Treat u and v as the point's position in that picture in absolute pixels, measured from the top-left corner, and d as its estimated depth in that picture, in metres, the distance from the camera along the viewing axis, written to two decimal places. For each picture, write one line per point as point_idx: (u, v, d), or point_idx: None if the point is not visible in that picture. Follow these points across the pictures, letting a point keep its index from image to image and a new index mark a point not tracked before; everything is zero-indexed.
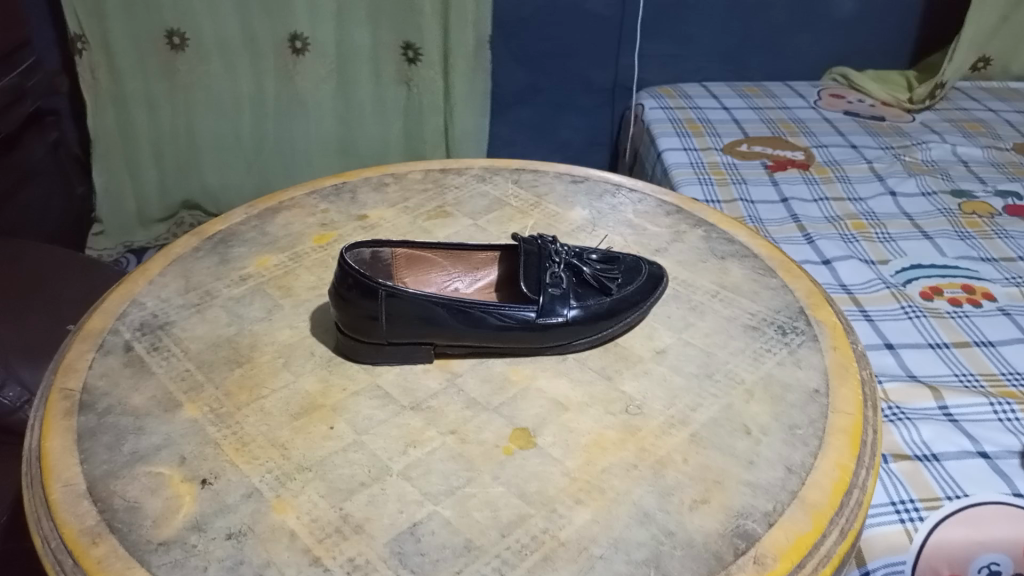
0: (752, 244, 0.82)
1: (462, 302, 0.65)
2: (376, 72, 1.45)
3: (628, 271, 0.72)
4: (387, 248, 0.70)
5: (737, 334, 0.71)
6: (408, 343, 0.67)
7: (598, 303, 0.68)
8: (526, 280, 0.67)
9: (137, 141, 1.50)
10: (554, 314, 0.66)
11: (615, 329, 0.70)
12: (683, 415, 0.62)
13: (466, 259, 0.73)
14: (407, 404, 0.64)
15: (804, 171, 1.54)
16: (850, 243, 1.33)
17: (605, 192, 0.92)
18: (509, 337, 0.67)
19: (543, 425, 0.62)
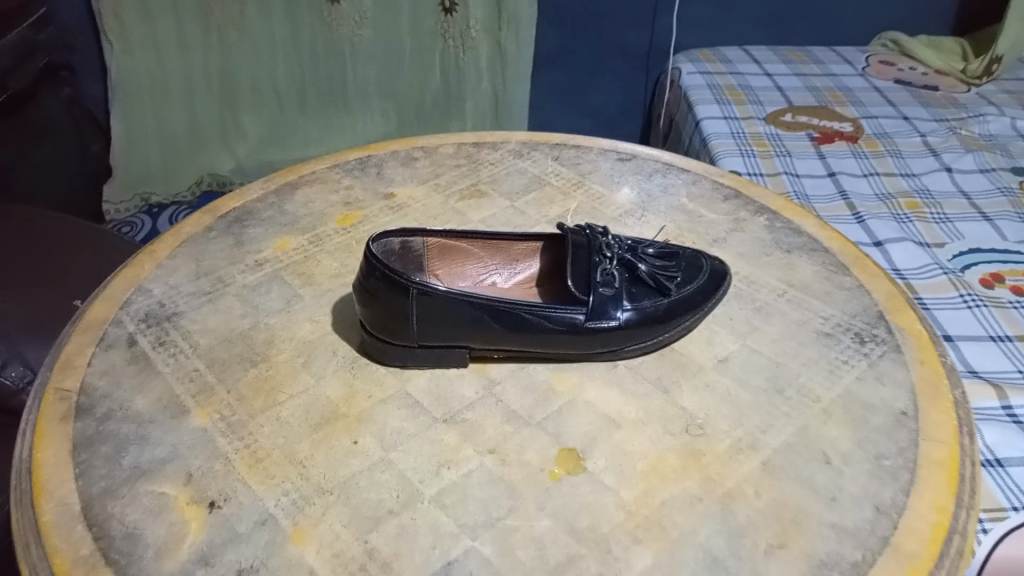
0: (821, 236, 0.74)
1: (504, 302, 0.58)
2: (416, 21, 1.36)
3: (689, 268, 0.64)
4: (418, 237, 0.62)
5: (810, 342, 0.63)
6: (440, 346, 0.60)
7: (656, 305, 0.60)
8: (574, 278, 0.60)
9: (165, 85, 1.40)
10: (605, 317, 0.59)
11: (673, 335, 0.62)
12: (753, 438, 0.55)
13: (504, 251, 0.65)
14: (440, 415, 0.57)
15: (853, 144, 1.44)
16: (902, 223, 1.24)
17: (655, 173, 0.84)
18: (554, 341, 0.60)
19: (593, 445, 0.55)
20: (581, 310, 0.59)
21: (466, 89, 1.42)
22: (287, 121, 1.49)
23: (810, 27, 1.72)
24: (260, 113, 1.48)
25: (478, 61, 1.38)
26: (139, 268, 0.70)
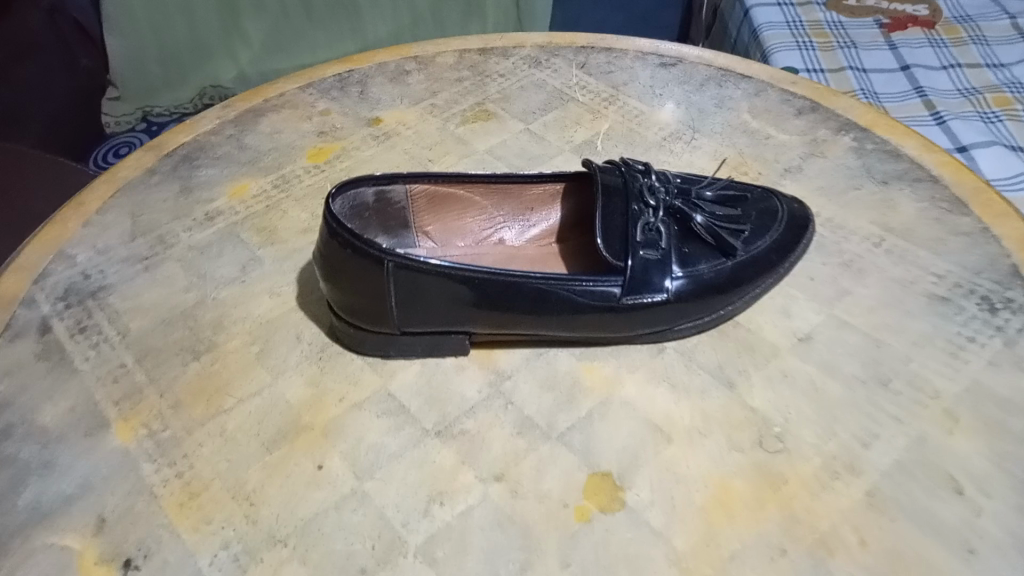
0: (928, 160, 0.57)
1: (512, 275, 0.43)
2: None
3: (759, 215, 0.48)
4: (400, 185, 0.47)
5: (920, 311, 0.47)
6: (431, 330, 0.46)
7: (716, 271, 0.45)
8: (606, 236, 0.44)
9: None
10: (649, 289, 0.44)
11: (739, 307, 0.47)
12: (851, 455, 0.41)
13: (516, 197, 0.50)
14: (431, 426, 0.44)
15: (929, 31, 1.21)
16: (991, 123, 1.03)
17: (707, 82, 0.66)
18: (582, 323, 0.45)
19: (634, 467, 0.41)
20: (615, 281, 0.44)
21: None
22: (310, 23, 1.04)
23: None
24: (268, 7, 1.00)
25: None
26: (60, 226, 0.56)
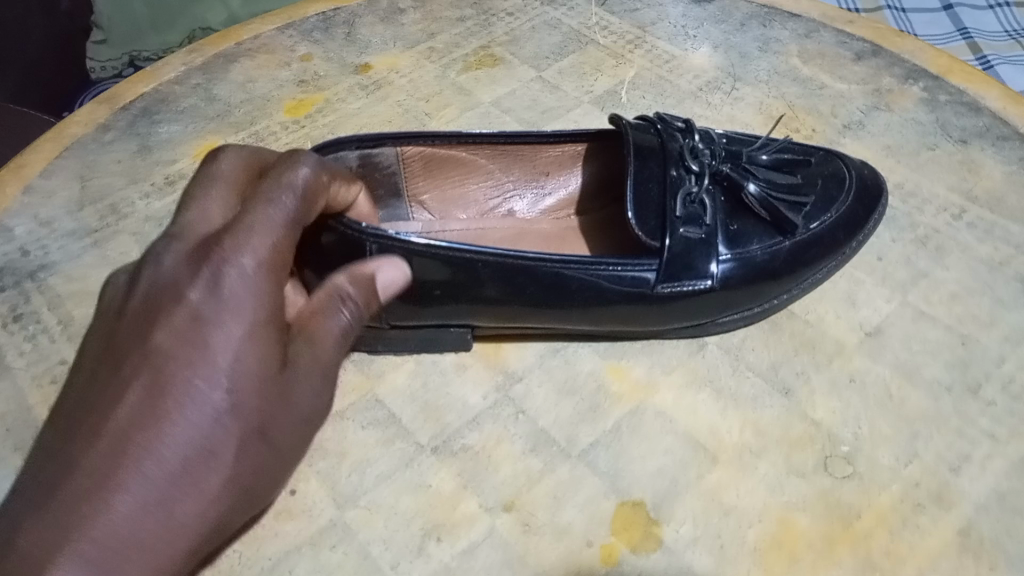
0: (1014, 114, 0.48)
1: (528, 259, 0.35)
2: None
3: (824, 182, 0.40)
4: (389, 146, 0.39)
5: (1013, 298, 0.40)
6: (427, 325, 0.38)
7: (771, 252, 0.37)
8: (638, 210, 0.36)
9: None
10: (690, 275, 0.36)
11: (795, 296, 0.39)
12: (938, 482, 0.33)
13: (528, 161, 0.42)
14: (426, 440, 0.37)
15: None
16: None
17: (749, 21, 0.57)
18: (607, 317, 0.37)
19: (673, 495, 0.34)
20: (649, 265, 0.36)
21: None
22: None
23: None
24: None
25: None
26: None
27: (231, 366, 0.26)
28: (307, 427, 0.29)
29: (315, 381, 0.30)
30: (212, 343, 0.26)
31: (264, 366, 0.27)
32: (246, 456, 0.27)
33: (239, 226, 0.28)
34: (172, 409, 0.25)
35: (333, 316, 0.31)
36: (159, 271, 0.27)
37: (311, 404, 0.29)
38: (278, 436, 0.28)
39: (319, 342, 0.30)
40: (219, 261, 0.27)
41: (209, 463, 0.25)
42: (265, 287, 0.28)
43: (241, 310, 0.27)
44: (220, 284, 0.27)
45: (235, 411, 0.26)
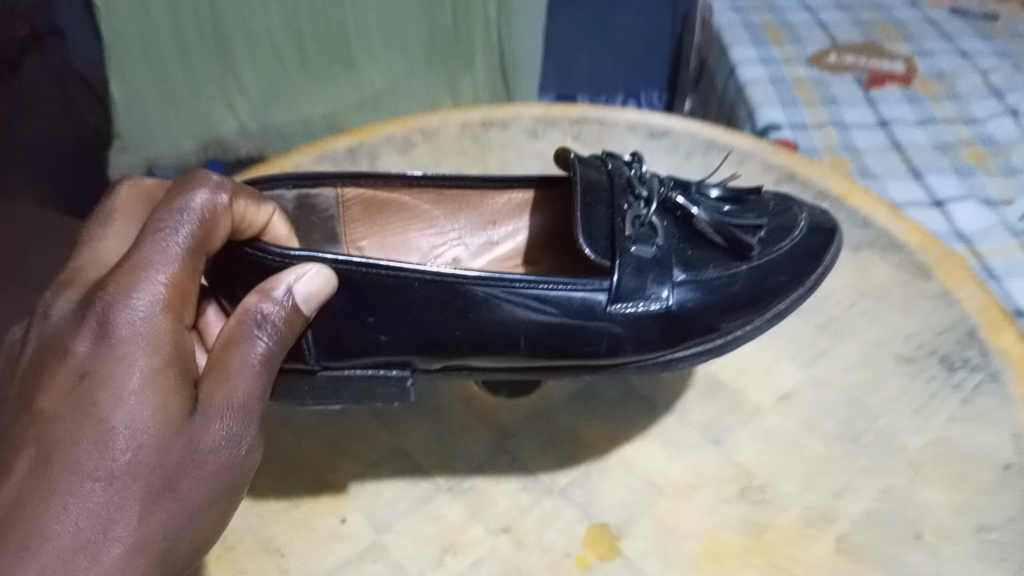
0: (896, 226, 0.62)
1: (457, 281, 0.42)
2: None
3: (774, 228, 0.48)
4: (333, 188, 0.51)
5: (889, 369, 0.52)
6: (361, 373, 0.45)
7: (728, 276, 0.44)
8: (590, 238, 0.45)
9: (155, 41, 0.96)
10: (641, 296, 0.43)
11: (765, 325, 0.46)
12: (827, 506, 0.45)
13: (465, 207, 0.56)
14: (443, 482, 0.48)
15: (905, 89, 1.16)
16: (966, 177, 1.03)
17: (693, 152, 0.72)
18: (557, 339, 0.44)
19: (630, 519, 0.45)
20: (601, 287, 0.43)
21: (477, 33, 1.11)
22: (327, 78, 1.10)
23: None
24: (264, 57, 1.04)
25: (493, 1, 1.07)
26: None
27: (123, 418, 0.33)
28: (219, 468, 0.36)
29: (217, 418, 0.36)
30: (101, 400, 0.33)
31: (158, 416, 0.34)
32: (152, 501, 0.33)
33: (126, 266, 0.36)
34: (69, 466, 0.32)
35: (250, 344, 0.38)
36: (57, 341, 0.35)
37: (222, 447, 0.36)
38: (184, 481, 0.34)
39: (226, 376, 0.37)
40: (104, 311, 0.35)
41: (108, 506, 0.32)
42: (145, 336, 0.35)
43: (125, 362, 0.34)
44: (107, 345, 0.34)
45: (131, 461, 0.33)
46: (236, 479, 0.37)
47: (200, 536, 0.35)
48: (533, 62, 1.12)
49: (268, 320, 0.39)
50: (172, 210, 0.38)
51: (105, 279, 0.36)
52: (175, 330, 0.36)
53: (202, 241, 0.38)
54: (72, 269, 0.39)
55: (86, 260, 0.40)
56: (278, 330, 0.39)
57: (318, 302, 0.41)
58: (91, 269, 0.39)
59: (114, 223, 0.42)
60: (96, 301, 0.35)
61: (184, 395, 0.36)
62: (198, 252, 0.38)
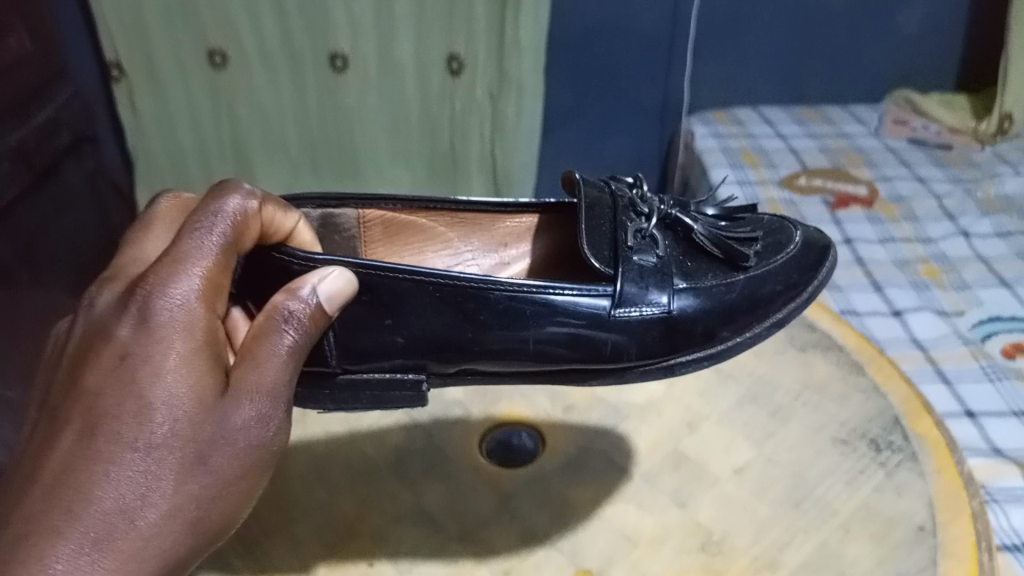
0: (836, 331, 0.74)
1: (475, 282, 0.47)
2: (420, 25, 1.15)
3: (765, 246, 0.54)
4: (351, 209, 0.58)
5: (826, 449, 0.62)
6: (380, 377, 0.50)
7: (724, 285, 0.50)
8: (594, 248, 0.50)
9: (181, 158, 1.27)
10: (641, 303, 0.49)
11: (766, 331, 0.51)
12: (771, 556, 0.54)
13: (477, 230, 0.62)
14: (454, 533, 0.57)
15: (869, 209, 1.28)
16: (922, 291, 1.12)
17: None
18: (565, 340, 0.49)
19: (610, 565, 0.54)
20: (606, 295, 0.49)
21: (471, 150, 1.25)
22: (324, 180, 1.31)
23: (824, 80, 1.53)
24: (274, 159, 1.28)
25: (483, 117, 1.21)
26: None
27: (161, 397, 0.40)
28: (246, 446, 0.42)
29: (245, 402, 0.42)
30: (139, 378, 0.41)
31: (190, 398, 0.41)
32: (184, 471, 0.40)
33: (168, 262, 0.43)
34: (113, 436, 0.39)
35: (277, 335, 0.44)
36: (103, 326, 0.43)
37: (251, 426, 0.42)
38: (213, 456, 0.41)
39: (256, 365, 0.43)
40: (145, 299, 0.42)
41: (145, 472, 0.39)
42: (181, 326, 0.42)
43: (163, 348, 0.41)
44: (144, 332, 0.42)
45: (165, 435, 0.40)
46: (262, 457, 0.43)
47: (229, 498, 0.42)
48: (522, 176, 1.26)
49: (294, 316, 0.44)
50: (207, 211, 0.45)
51: (150, 273, 0.43)
52: (207, 320, 0.43)
53: (233, 241, 0.45)
54: (118, 267, 0.48)
55: (132, 259, 0.48)
56: (303, 325, 0.45)
57: (340, 304, 0.46)
58: (134, 267, 0.48)
59: (156, 229, 0.51)
60: (139, 292, 0.42)
61: (215, 380, 0.42)
62: (230, 251, 0.45)
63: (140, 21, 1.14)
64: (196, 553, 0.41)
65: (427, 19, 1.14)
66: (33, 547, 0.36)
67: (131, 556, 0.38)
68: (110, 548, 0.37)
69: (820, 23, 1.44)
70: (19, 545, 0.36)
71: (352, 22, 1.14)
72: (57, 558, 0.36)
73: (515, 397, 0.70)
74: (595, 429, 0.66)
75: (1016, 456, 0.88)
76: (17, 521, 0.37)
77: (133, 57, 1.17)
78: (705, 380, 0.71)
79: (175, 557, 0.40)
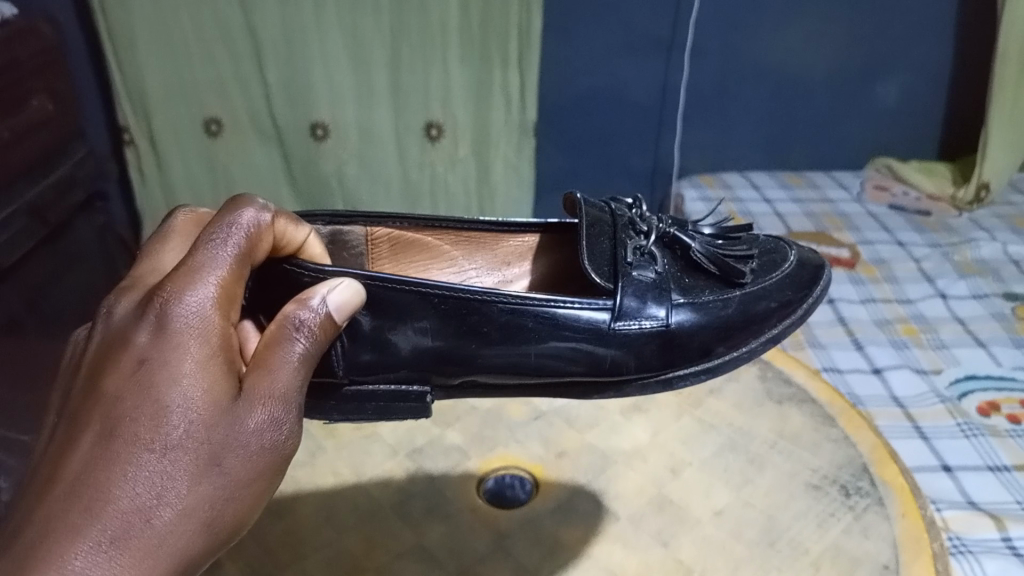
0: (811, 386, 0.80)
1: (484, 294, 0.50)
2: (397, 98, 1.23)
3: (762, 265, 0.57)
4: (359, 228, 0.61)
5: (800, 493, 0.67)
6: (386, 389, 0.53)
7: (720, 301, 0.54)
8: (594, 265, 0.53)
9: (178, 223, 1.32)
10: (638, 317, 0.52)
11: (760, 347, 0.54)
12: None
13: (482, 250, 0.65)
14: (453, 568, 0.62)
15: (850, 270, 1.35)
16: (901, 349, 1.17)
17: None
18: (569, 352, 0.52)
19: None
20: (605, 308, 0.52)
21: (455, 209, 1.34)
22: None
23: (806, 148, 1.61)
24: None
25: (467, 175, 1.31)
26: None
27: (176, 401, 0.41)
28: (259, 448, 0.42)
29: (259, 406, 0.43)
30: (156, 379, 0.41)
31: (205, 401, 0.41)
32: (199, 473, 0.40)
33: (184, 271, 0.44)
34: (129, 438, 0.40)
35: (290, 345, 0.45)
36: (122, 330, 0.43)
37: (265, 430, 0.43)
38: (228, 458, 0.41)
39: (270, 371, 0.44)
40: (164, 304, 0.43)
41: (161, 473, 0.40)
42: (198, 332, 0.42)
43: (179, 354, 0.42)
44: (163, 335, 0.42)
45: (181, 437, 0.40)
46: (275, 461, 0.43)
47: (241, 502, 0.42)
48: None
49: (305, 325, 0.45)
50: (225, 224, 0.46)
51: (167, 280, 0.44)
52: (222, 328, 0.43)
53: (247, 252, 0.46)
54: (134, 276, 0.48)
55: (146, 269, 0.49)
56: (314, 334, 0.46)
57: (347, 313, 0.48)
58: (151, 277, 0.48)
59: (171, 242, 0.52)
60: (157, 300, 0.43)
61: (230, 385, 0.43)
62: (244, 260, 0.46)
63: (143, 100, 1.21)
64: (211, 556, 0.42)
65: (404, 91, 1.22)
66: (53, 546, 0.36)
67: (147, 557, 0.38)
68: (126, 547, 0.37)
69: (803, 94, 1.53)
70: (39, 544, 0.36)
71: (332, 91, 1.21)
72: (75, 556, 0.36)
73: (511, 443, 0.75)
74: (586, 474, 0.71)
75: (988, 509, 0.91)
76: (36, 521, 0.37)
77: (137, 131, 1.25)
78: (689, 429, 0.76)
79: (191, 559, 0.40)
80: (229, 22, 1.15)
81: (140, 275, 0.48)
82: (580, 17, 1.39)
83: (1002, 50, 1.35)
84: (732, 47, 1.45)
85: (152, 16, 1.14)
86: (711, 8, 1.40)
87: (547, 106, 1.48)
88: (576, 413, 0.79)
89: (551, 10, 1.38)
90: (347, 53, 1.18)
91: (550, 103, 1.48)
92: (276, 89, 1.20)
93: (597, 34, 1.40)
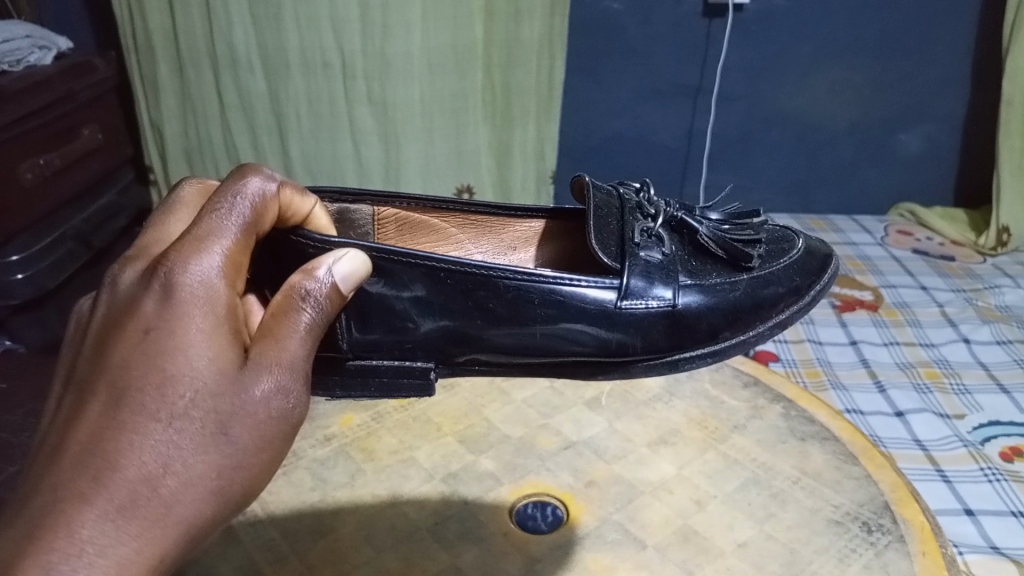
0: (832, 425, 0.83)
1: (490, 270, 0.53)
2: (425, 174, 1.27)
3: (771, 251, 0.60)
4: (366, 206, 0.65)
5: (821, 529, 0.70)
6: (390, 364, 0.56)
7: (728, 284, 0.56)
8: (602, 245, 0.56)
9: None
10: (641, 298, 0.55)
11: (766, 331, 0.56)
12: None
13: (493, 234, 0.69)
14: None
15: (873, 313, 1.37)
16: (923, 394, 1.18)
17: None
18: (578, 332, 0.55)
19: None
20: (613, 287, 0.55)
21: None
22: None
23: (830, 193, 1.64)
24: None
25: None
26: None
27: (184, 371, 0.43)
28: (266, 416, 0.45)
29: (266, 376, 0.45)
30: (161, 350, 0.43)
31: (211, 371, 0.43)
32: (206, 442, 0.43)
33: (192, 240, 0.45)
34: (137, 407, 0.41)
35: (298, 315, 0.47)
36: (127, 300, 0.44)
37: (270, 400, 0.45)
38: (234, 426, 0.43)
39: (277, 341, 0.46)
40: (168, 274, 0.44)
41: (169, 442, 0.41)
42: (204, 301, 0.44)
43: (185, 323, 0.43)
44: (167, 307, 0.43)
45: (187, 406, 0.42)
46: (281, 429, 0.45)
47: (247, 467, 0.44)
48: None
49: (312, 295, 0.48)
50: (230, 195, 0.47)
51: (172, 249, 0.45)
52: (229, 297, 0.45)
53: (253, 223, 0.47)
54: (140, 247, 0.49)
55: (154, 238, 0.51)
56: (321, 305, 0.48)
57: (354, 283, 0.50)
58: (156, 246, 0.49)
59: (179, 213, 0.54)
60: (162, 269, 0.44)
61: (236, 355, 0.45)
62: (249, 231, 0.47)
63: (165, 153, 1.25)
64: (220, 521, 0.44)
65: (434, 167, 1.27)
66: (62, 515, 0.38)
67: (155, 523, 0.40)
68: (134, 515, 0.40)
69: (825, 141, 1.56)
70: (49, 510, 0.38)
71: (360, 170, 1.23)
72: (84, 524, 0.38)
73: (541, 471, 0.78)
74: (613, 503, 0.74)
75: (1016, 555, 0.92)
76: (45, 488, 0.39)
77: (158, 177, 1.29)
78: (713, 464, 0.78)
79: (199, 524, 0.42)
80: (252, 91, 1.16)
81: (142, 247, 0.49)
82: (610, 65, 1.44)
83: (1007, 96, 1.40)
84: (758, 94, 1.49)
85: (175, 70, 1.17)
86: (738, 58, 1.45)
87: (574, 144, 1.52)
88: (603, 445, 0.82)
89: (583, 57, 1.43)
90: (377, 126, 1.20)
91: (578, 142, 1.52)
92: (298, 163, 1.21)
93: (626, 81, 1.46)
